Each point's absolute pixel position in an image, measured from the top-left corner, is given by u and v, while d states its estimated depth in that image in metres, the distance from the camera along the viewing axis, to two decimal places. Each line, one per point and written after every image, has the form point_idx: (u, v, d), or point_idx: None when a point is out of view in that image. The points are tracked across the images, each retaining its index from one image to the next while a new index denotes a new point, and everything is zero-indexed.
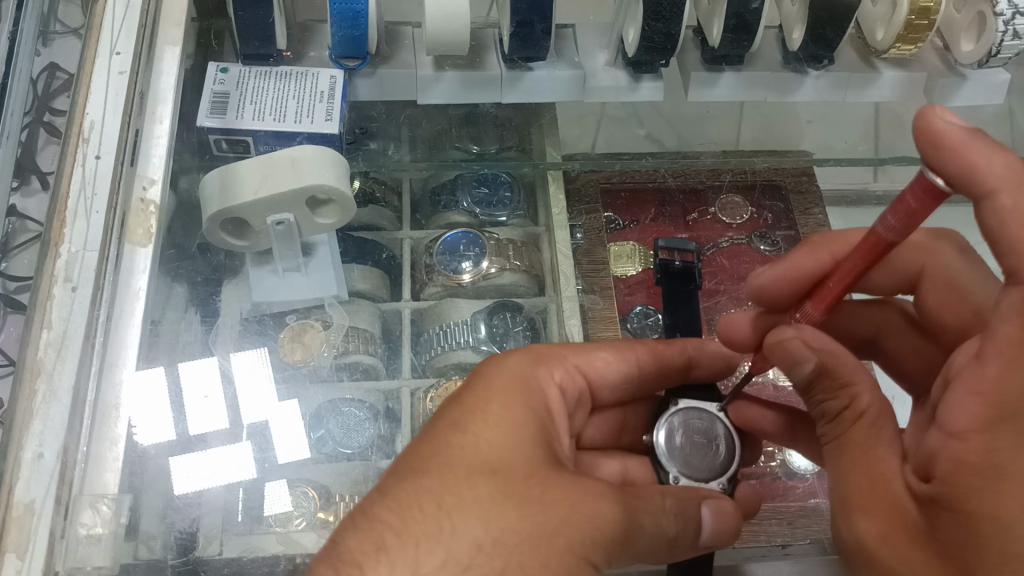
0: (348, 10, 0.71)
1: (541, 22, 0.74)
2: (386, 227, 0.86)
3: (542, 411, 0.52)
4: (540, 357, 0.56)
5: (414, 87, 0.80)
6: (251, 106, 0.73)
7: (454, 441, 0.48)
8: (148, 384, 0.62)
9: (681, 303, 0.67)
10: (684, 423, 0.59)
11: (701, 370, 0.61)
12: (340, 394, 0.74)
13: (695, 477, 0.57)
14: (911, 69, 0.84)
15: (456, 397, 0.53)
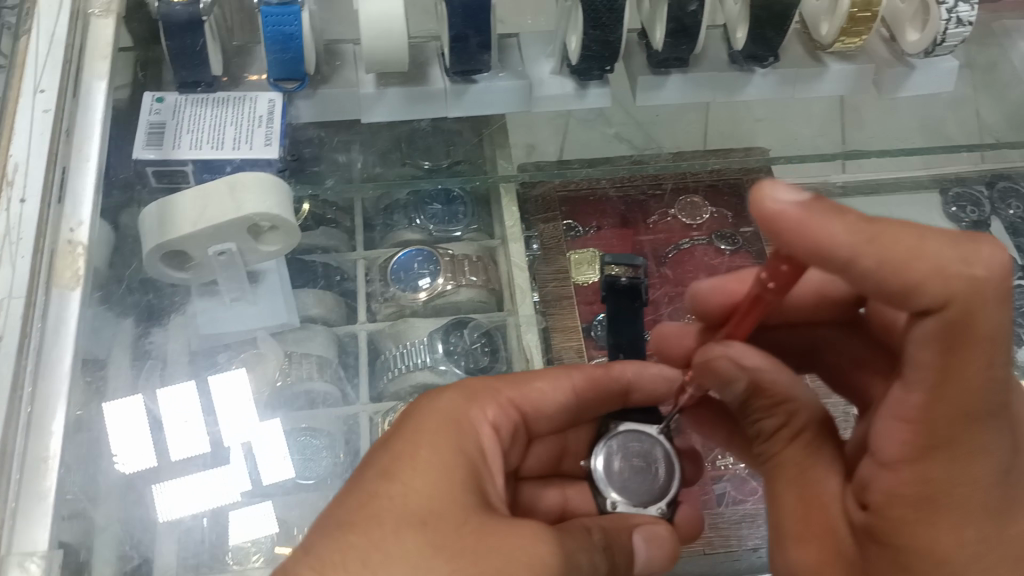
0: (282, 33, 0.69)
1: (475, 36, 0.72)
2: (338, 248, 0.85)
3: (473, 452, 0.51)
4: (471, 393, 0.55)
5: (357, 106, 0.79)
6: (188, 135, 0.72)
7: (382, 491, 0.46)
8: (124, 414, 0.65)
9: (625, 322, 0.65)
10: (624, 447, 0.59)
11: (639, 393, 0.61)
12: (297, 422, 0.75)
13: (634, 502, 0.57)
14: (858, 61, 0.83)
15: (384, 441, 0.51)
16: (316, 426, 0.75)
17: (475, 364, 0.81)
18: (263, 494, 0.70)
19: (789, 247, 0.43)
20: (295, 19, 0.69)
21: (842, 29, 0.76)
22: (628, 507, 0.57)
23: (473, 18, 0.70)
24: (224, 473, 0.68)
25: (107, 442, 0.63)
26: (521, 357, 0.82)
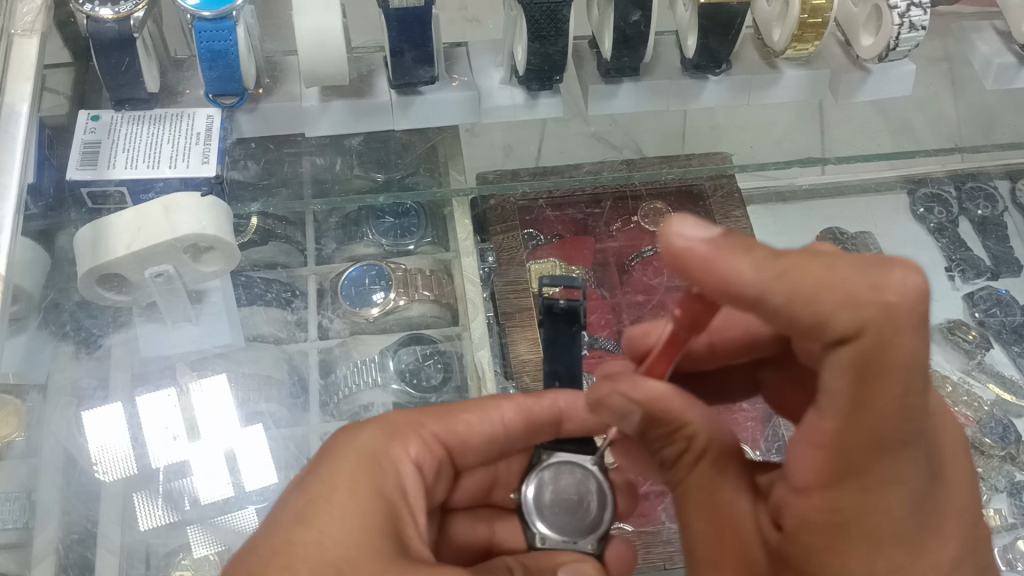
0: (217, 47, 0.68)
1: (411, 50, 0.71)
2: (287, 264, 0.83)
3: (394, 493, 0.51)
4: (395, 429, 0.55)
5: (302, 120, 0.77)
6: (123, 154, 0.70)
7: (297, 538, 0.46)
8: (105, 423, 0.69)
9: (563, 348, 0.63)
10: (558, 478, 0.58)
11: (571, 424, 0.58)
12: (257, 441, 0.72)
13: (564, 537, 0.56)
14: (813, 66, 0.82)
15: (302, 479, 0.51)
16: (269, 446, 0.73)
17: (429, 385, 0.79)
18: (245, 501, 0.70)
19: (696, 282, 0.45)
20: (231, 33, 0.68)
21: (793, 35, 0.75)
22: (556, 543, 0.56)
23: (408, 31, 0.69)
24: (203, 477, 0.70)
25: (87, 450, 0.68)
26: (475, 374, 0.81)
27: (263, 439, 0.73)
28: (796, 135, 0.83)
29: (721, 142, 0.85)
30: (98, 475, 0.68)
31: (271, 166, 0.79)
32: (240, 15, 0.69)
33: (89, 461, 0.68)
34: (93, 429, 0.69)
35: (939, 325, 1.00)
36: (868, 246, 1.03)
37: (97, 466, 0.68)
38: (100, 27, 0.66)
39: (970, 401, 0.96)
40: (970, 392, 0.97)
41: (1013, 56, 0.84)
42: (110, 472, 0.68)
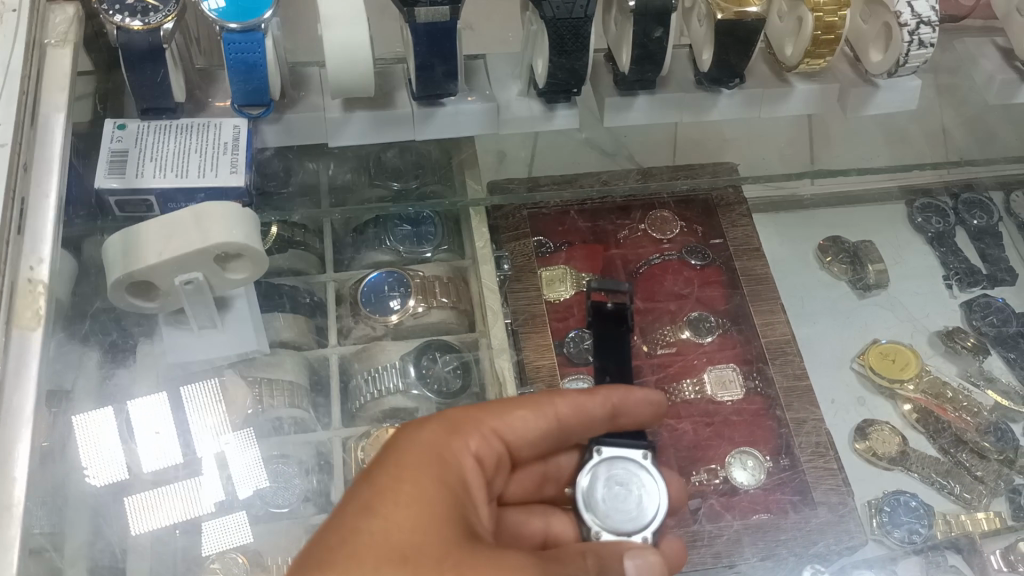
0: (247, 59, 0.69)
1: (441, 65, 0.73)
2: (307, 271, 0.84)
3: (457, 485, 0.54)
4: (456, 426, 0.58)
5: (325, 130, 0.78)
6: (152, 162, 0.71)
7: (365, 526, 0.48)
8: (95, 427, 0.67)
9: (610, 344, 0.73)
10: (606, 474, 0.65)
11: (625, 417, 0.66)
12: (249, 447, 0.73)
13: (616, 529, 0.63)
14: (822, 80, 0.84)
15: (368, 468, 0.54)
16: (278, 449, 0.74)
17: (449, 391, 0.80)
18: (239, 505, 0.71)
19: None
20: (259, 45, 0.69)
21: (806, 50, 0.77)
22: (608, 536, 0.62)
23: (437, 46, 0.71)
24: (199, 483, 0.70)
25: (76, 454, 0.65)
26: (496, 380, 0.81)
27: (252, 444, 0.73)
28: (789, 158, 0.86)
29: (724, 152, 0.88)
30: (88, 479, 0.66)
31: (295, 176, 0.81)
32: (268, 28, 0.70)
33: (80, 466, 0.65)
34: (83, 431, 0.66)
35: (935, 331, 1.03)
36: (870, 256, 1.06)
37: (86, 471, 0.66)
38: (130, 38, 0.67)
39: (969, 407, 0.98)
40: (970, 398, 0.99)
41: (1014, 72, 0.87)
42: (102, 476, 0.66)
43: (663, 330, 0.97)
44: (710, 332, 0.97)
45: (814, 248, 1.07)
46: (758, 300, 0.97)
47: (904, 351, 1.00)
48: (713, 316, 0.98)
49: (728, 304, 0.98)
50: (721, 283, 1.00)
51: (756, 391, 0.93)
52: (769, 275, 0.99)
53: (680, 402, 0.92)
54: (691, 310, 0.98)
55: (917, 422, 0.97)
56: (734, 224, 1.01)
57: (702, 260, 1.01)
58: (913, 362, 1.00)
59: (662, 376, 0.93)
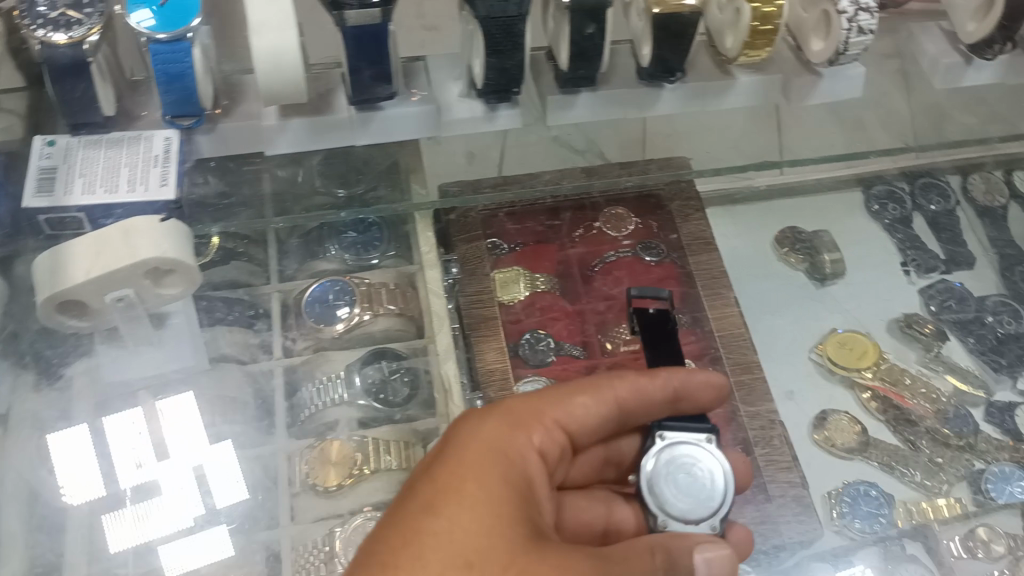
0: (173, 70, 0.68)
1: (368, 68, 0.71)
2: (251, 283, 0.83)
3: (522, 482, 0.55)
4: (518, 420, 0.59)
5: (259, 138, 0.77)
6: (80, 178, 0.69)
7: (427, 527, 0.50)
8: (72, 447, 0.69)
9: (663, 347, 0.72)
10: (669, 461, 0.63)
11: (688, 401, 0.65)
12: (229, 458, 0.73)
13: (688, 518, 0.61)
14: (765, 70, 0.84)
15: (428, 467, 0.55)
16: (240, 464, 0.73)
17: (393, 400, 0.80)
18: (219, 517, 0.71)
19: None
20: (186, 55, 0.67)
21: (745, 42, 0.76)
22: (678, 526, 0.61)
23: (365, 48, 0.69)
24: (175, 497, 0.70)
25: (54, 475, 0.68)
26: (441, 386, 0.81)
27: (232, 455, 0.73)
28: (745, 145, 0.85)
29: (677, 145, 0.87)
30: (66, 500, 0.68)
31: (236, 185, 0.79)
32: (196, 36, 0.68)
33: (58, 487, 0.68)
34: (60, 451, 0.69)
35: (894, 319, 1.03)
36: (825, 245, 1.06)
37: (64, 491, 0.68)
38: (52, 52, 0.65)
39: (927, 393, 0.97)
40: (928, 384, 0.98)
41: (960, 55, 0.87)
42: (76, 495, 0.68)
43: (620, 328, 0.93)
44: None
45: (773, 237, 1.07)
46: (716, 295, 0.96)
47: (863, 339, 1.00)
48: (670, 311, 0.95)
49: (685, 299, 0.96)
50: (677, 278, 0.98)
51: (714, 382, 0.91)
52: (723, 266, 0.97)
53: None
54: None
55: (876, 411, 0.96)
56: (687, 219, 1.00)
57: (657, 256, 0.99)
58: (871, 351, 0.99)
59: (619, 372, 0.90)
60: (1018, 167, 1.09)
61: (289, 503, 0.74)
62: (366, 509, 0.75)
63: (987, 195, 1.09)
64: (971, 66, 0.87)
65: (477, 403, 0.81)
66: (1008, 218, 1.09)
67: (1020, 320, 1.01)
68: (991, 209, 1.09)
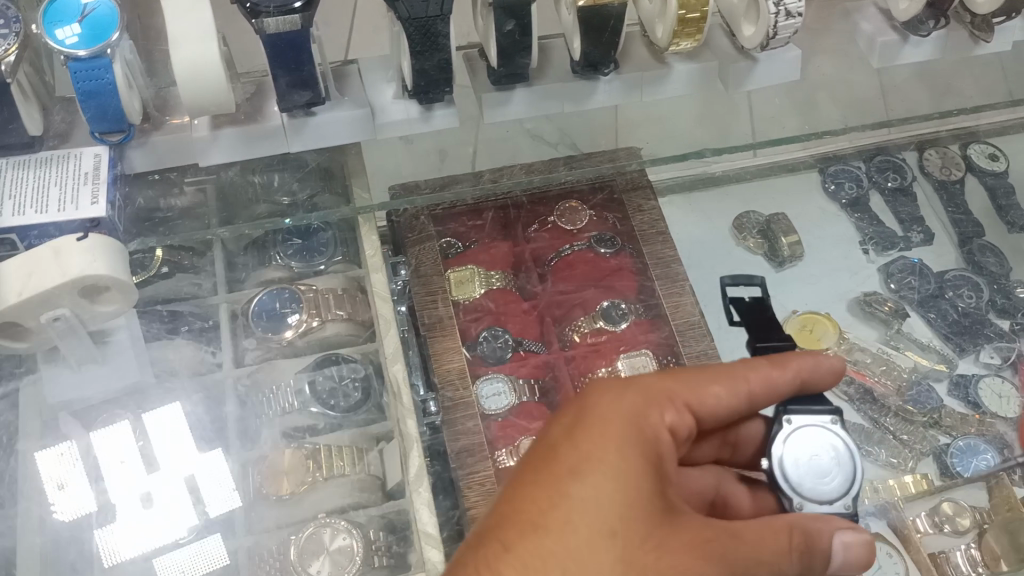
0: (93, 87, 0.67)
1: (285, 76, 0.71)
2: (195, 294, 0.81)
3: (660, 459, 0.51)
4: (649, 394, 0.54)
5: (192, 150, 0.77)
6: (10, 200, 0.69)
7: (573, 493, 0.48)
8: (60, 463, 0.69)
9: (765, 326, 0.68)
10: (799, 442, 0.60)
11: (811, 385, 0.60)
12: (221, 467, 0.73)
13: (819, 498, 0.59)
14: (701, 58, 0.84)
15: (567, 429, 0.52)
16: (230, 471, 0.73)
17: (347, 406, 0.79)
18: (212, 526, 0.70)
19: None
20: (106, 71, 0.67)
21: (673, 30, 0.76)
22: (812, 505, 0.58)
23: (283, 56, 0.69)
24: (167, 507, 0.69)
25: (44, 491, 0.69)
26: (391, 390, 0.80)
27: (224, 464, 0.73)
28: (696, 130, 0.85)
29: (629, 136, 0.86)
30: (56, 515, 0.68)
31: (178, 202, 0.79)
32: (117, 52, 0.68)
33: (47, 502, 0.68)
34: (47, 467, 0.69)
35: (854, 298, 1.01)
36: (781, 228, 1.03)
37: (54, 507, 0.68)
38: None
39: (887, 371, 0.96)
40: (890, 361, 0.97)
41: (895, 33, 0.87)
42: (69, 510, 0.68)
43: (578, 321, 0.92)
44: (623, 320, 0.91)
45: (731, 224, 1.03)
46: (668, 284, 0.92)
47: (823, 320, 0.98)
48: (625, 302, 0.92)
49: (640, 290, 0.93)
50: (631, 270, 0.94)
51: None
52: (678, 257, 0.93)
53: None
54: (602, 299, 0.92)
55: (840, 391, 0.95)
56: (640, 210, 0.96)
57: (612, 249, 0.95)
58: (830, 331, 0.98)
59: (574, 366, 0.90)
60: (974, 141, 1.08)
61: (243, 515, 0.72)
62: (320, 515, 0.75)
63: (944, 169, 1.09)
64: (907, 44, 0.87)
65: (429, 405, 0.81)
66: (963, 192, 1.09)
67: (979, 292, 1.02)
68: (947, 183, 1.09)
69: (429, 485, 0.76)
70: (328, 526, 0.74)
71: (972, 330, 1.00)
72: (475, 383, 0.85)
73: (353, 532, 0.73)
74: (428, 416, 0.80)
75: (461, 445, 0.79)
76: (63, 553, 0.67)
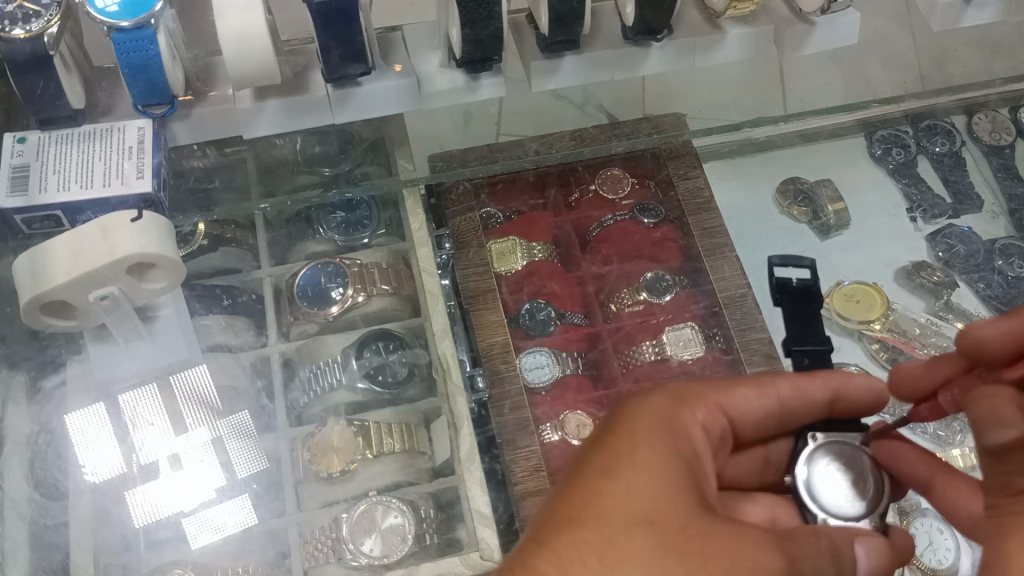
0: (138, 59, 0.65)
1: (336, 47, 0.69)
2: (243, 269, 0.80)
3: (691, 455, 0.50)
4: (679, 397, 0.54)
5: (235, 122, 0.75)
6: (55, 176, 0.67)
7: (606, 489, 0.47)
8: (88, 427, 0.67)
9: (806, 325, 0.66)
10: (823, 464, 0.59)
11: (844, 403, 0.59)
12: (249, 429, 0.71)
13: (846, 514, 0.56)
14: (756, 23, 0.82)
15: (596, 438, 0.52)
16: (257, 434, 0.71)
17: (398, 374, 0.78)
18: (241, 487, 0.69)
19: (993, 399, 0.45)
20: (150, 43, 0.65)
21: None
22: (839, 520, 0.56)
23: (332, 26, 0.67)
24: (193, 471, 0.68)
25: (74, 455, 0.67)
26: (440, 366, 0.78)
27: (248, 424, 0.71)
28: (744, 98, 0.85)
29: (673, 102, 0.86)
30: (86, 477, 0.66)
31: (229, 180, 0.78)
32: (161, 22, 0.66)
33: (77, 464, 0.66)
34: (78, 436, 0.67)
35: (902, 267, 0.97)
36: (828, 195, 0.98)
37: (83, 469, 0.67)
38: (12, 48, 0.63)
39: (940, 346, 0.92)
40: (940, 333, 0.92)
41: None
42: (100, 472, 0.66)
43: (621, 292, 0.89)
44: (667, 292, 0.87)
45: (778, 187, 0.98)
46: (719, 258, 0.86)
47: (871, 291, 0.94)
48: (668, 273, 0.88)
49: (685, 257, 0.88)
50: (676, 241, 0.89)
51: (718, 348, 0.84)
52: (725, 226, 0.88)
53: (641, 366, 0.84)
54: (646, 269, 0.89)
55: (887, 362, 0.91)
56: (685, 177, 0.90)
57: (655, 218, 0.90)
58: (879, 301, 0.94)
59: (618, 338, 0.87)
60: None
61: (295, 492, 0.72)
62: (372, 493, 0.73)
63: (995, 134, 1.02)
64: (970, 6, 0.84)
65: (478, 380, 0.78)
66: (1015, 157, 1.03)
67: None
68: (999, 148, 1.02)
69: (482, 469, 0.74)
70: (381, 504, 0.72)
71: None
72: (519, 356, 0.82)
73: (406, 511, 0.72)
74: (476, 393, 0.77)
75: (515, 419, 0.77)
76: (114, 545, 0.66)
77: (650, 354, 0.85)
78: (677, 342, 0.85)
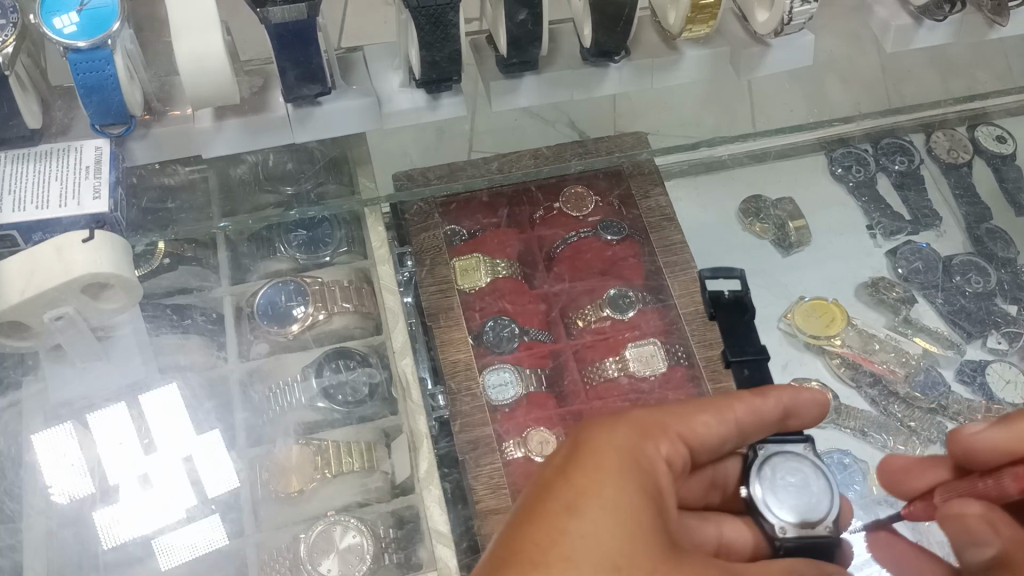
0: (94, 79, 0.66)
1: (292, 68, 0.70)
2: (200, 288, 0.79)
3: (655, 492, 0.50)
4: (644, 428, 0.53)
5: (194, 142, 0.75)
6: (10, 196, 0.67)
7: (573, 529, 0.46)
8: (57, 445, 0.68)
9: (743, 337, 0.76)
10: (774, 472, 0.60)
11: (793, 418, 0.60)
12: (221, 451, 0.71)
13: (802, 522, 0.58)
14: (712, 44, 0.83)
15: (557, 468, 0.51)
16: (229, 455, 0.71)
17: (354, 397, 0.78)
18: (208, 507, 0.69)
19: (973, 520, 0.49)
20: (107, 63, 0.65)
21: (686, 17, 0.76)
22: (798, 530, 0.57)
23: (289, 48, 0.67)
24: (165, 488, 0.68)
25: (42, 475, 0.67)
26: (399, 383, 0.80)
27: (220, 443, 0.71)
28: (706, 115, 0.87)
29: (634, 124, 0.88)
30: (54, 496, 0.67)
31: (186, 205, 0.78)
32: (117, 42, 0.66)
33: (45, 484, 0.67)
34: (46, 455, 0.68)
35: (861, 284, 0.98)
36: (789, 213, 0.99)
37: (50, 488, 0.67)
38: None
39: (898, 355, 0.93)
40: (898, 346, 0.94)
41: (909, 17, 0.85)
42: (67, 492, 0.67)
43: (585, 308, 0.88)
44: (630, 308, 0.87)
45: (737, 206, 0.99)
46: (677, 275, 0.87)
47: (831, 307, 0.95)
48: (632, 290, 0.88)
49: (647, 274, 0.89)
50: (637, 258, 0.90)
51: (680, 363, 0.84)
52: (684, 243, 0.89)
53: (602, 382, 0.85)
54: (609, 285, 0.89)
55: (845, 376, 0.92)
56: (646, 195, 0.92)
57: (618, 234, 0.91)
58: (838, 319, 0.95)
59: (581, 353, 0.87)
60: (983, 123, 1.02)
61: (253, 510, 0.71)
62: (330, 513, 0.73)
63: (952, 152, 1.03)
64: (922, 28, 0.85)
65: (438, 399, 0.79)
66: (972, 174, 1.04)
67: (987, 276, 0.97)
68: (956, 166, 1.04)
69: (439, 483, 0.76)
70: (340, 524, 0.73)
71: (982, 315, 0.96)
72: (482, 373, 0.82)
73: (364, 531, 0.72)
74: (436, 410, 0.78)
75: (472, 437, 0.77)
76: (69, 568, 0.66)
77: (616, 373, 0.84)
78: (640, 358, 0.85)
